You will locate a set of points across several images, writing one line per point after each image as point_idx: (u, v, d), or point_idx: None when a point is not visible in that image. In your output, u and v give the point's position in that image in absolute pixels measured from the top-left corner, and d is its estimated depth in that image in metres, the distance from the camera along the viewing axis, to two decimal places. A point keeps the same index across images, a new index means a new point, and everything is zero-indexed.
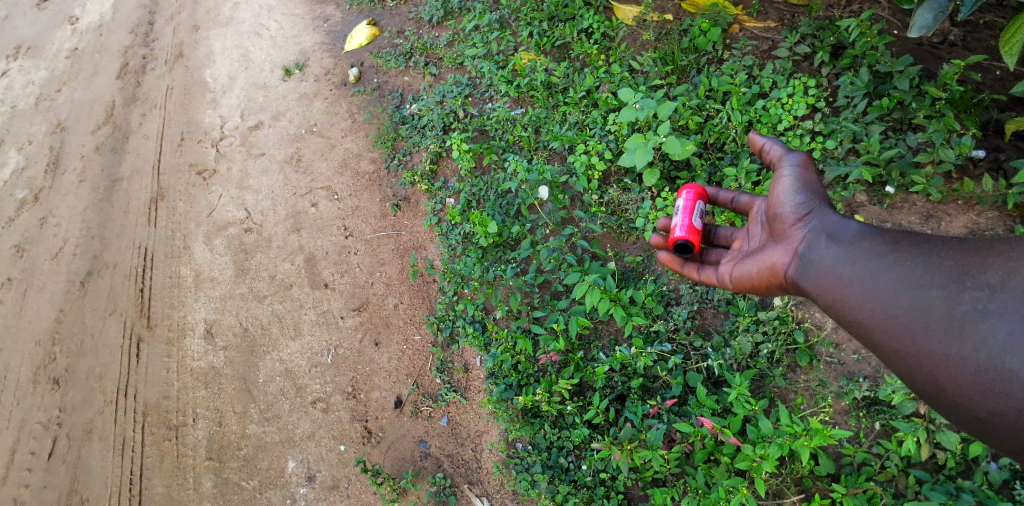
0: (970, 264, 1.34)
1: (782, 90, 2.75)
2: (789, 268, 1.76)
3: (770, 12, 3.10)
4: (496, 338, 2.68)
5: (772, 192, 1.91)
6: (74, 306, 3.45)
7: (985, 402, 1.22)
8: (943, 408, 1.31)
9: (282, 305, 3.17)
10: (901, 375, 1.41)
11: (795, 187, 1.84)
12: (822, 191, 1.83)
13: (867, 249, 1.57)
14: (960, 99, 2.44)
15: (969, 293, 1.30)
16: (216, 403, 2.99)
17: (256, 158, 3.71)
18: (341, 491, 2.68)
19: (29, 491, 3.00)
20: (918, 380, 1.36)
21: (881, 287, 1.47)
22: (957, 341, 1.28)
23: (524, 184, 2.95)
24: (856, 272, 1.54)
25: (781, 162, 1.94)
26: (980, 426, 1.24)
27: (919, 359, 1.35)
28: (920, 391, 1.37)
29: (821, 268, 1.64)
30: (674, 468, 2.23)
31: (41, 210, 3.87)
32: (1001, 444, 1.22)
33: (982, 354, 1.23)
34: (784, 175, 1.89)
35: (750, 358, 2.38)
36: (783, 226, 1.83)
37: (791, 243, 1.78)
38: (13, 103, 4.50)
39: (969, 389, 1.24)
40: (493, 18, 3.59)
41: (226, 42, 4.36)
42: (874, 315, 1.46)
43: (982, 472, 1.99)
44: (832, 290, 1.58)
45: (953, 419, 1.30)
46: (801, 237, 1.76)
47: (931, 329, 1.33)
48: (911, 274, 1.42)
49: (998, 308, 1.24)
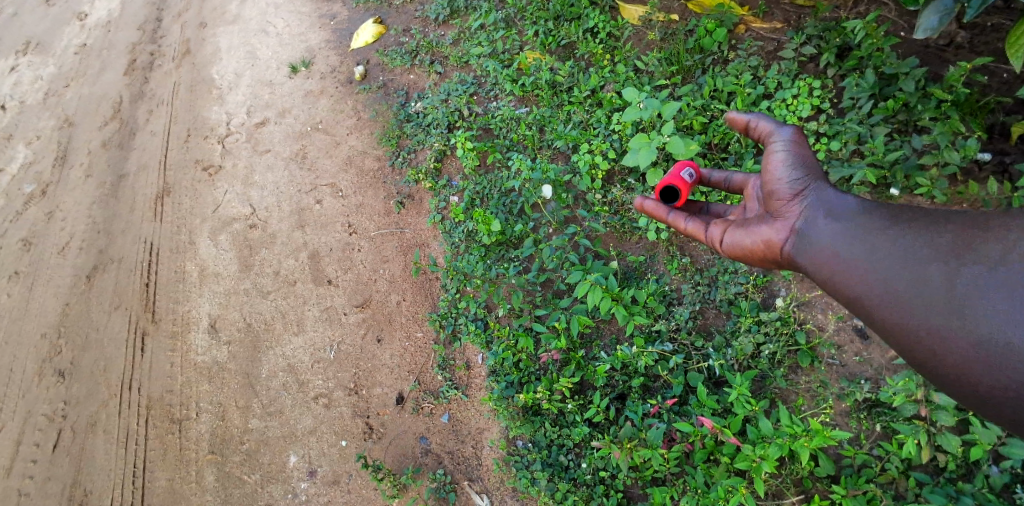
0: (969, 240, 1.37)
1: (787, 91, 2.76)
2: (787, 244, 1.76)
3: (776, 12, 3.06)
4: (498, 336, 2.70)
5: (765, 166, 1.89)
6: (80, 300, 3.48)
7: (984, 375, 1.27)
8: (943, 381, 1.37)
9: (286, 301, 3.19)
10: (899, 348, 1.45)
11: (789, 162, 1.83)
12: (817, 164, 1.82)
13: (867, 226, 1.59)
14: (965, 102, 2.42)
15: (969, 268, 1.34)
16: (219, 398, 3.01)
17: (261, 155, 3.73)
18: (342, 486, 2.70)
19: (34, 483, 3.03)
20: (916, 353, 1.40)
21: (881, 264, 1.50)
22: (960, 315, 1.31)
23: (527, 183, 2.98)
24: (857, 250, 1.57)
25: (772, 136, 1.91)
26: (980, 397, 1.30)
27: (919, 333, 1.38)
28: (919, 365, 1.42)
29: (821, 246, 1.66)
30: (673, 468, 2.24)
31: (48, 205, 3.91)
32: (998, 413, 1.28)
33: (984, 328, 1.27)
34: (777, 149, 1.87)
35: (752, 358, 2.37)
36: (778, 201, 1.82)
37: (787, 219, 1.78)
38: (22, 98, 4.54)
39: (970, 362, 1.29)
40: (498, 17, 3.60)
41: (233, 39, 4.39)
42: (874, 291, 1.49)
43: (983, 475, 1.98)
44: (832, 269, 1.61)
45: (952, 392, 1.36)
46: (796, 214, 1.76)
47: (932, 304, 1.37)
48: (913, 251, 1.45)
49: (998, 283, 1.28)
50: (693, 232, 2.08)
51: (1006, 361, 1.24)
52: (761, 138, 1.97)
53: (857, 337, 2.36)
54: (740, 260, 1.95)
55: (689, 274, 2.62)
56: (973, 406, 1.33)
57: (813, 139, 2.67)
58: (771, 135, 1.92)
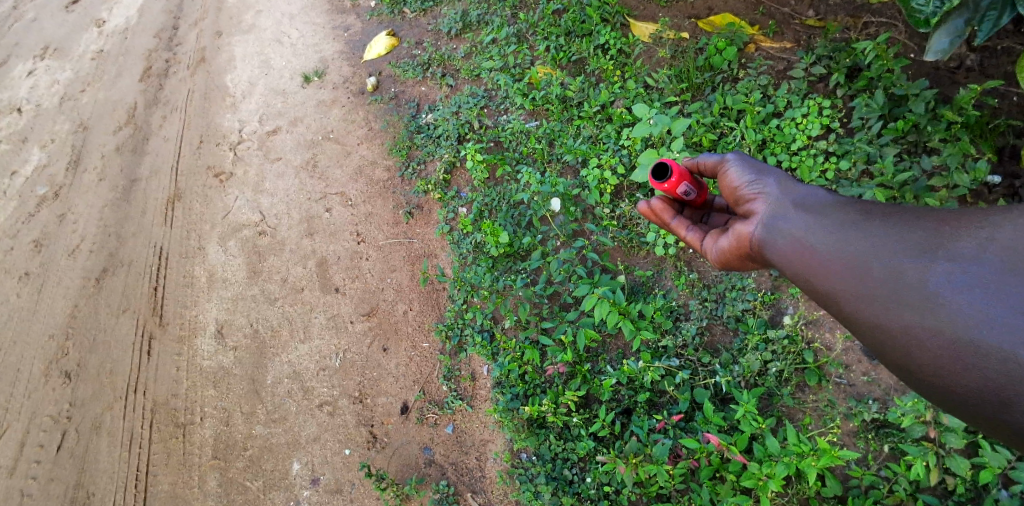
0: (943, 236, 1.31)
1: (796, 110, 2.77)
2: (758, 236, 1.72)
3: (787, 32, 3.08)
4: (504, 348, 2.70)
5: (726, 187, 1.93)
6: (89, 301, 3.50)
7: (958, 375, 1.18)
8: (917, 381, 1.27)
9: (293, 308, 3.20)
10: (871, 346, 1.35)
11: (746, 172, 1.86)
12: (774, 168, 1.84)
13: (837, 216, 1.54)
14: (976, 123, 2.42)
15: (943, 263, 1.26)
16: (224, 403, 3.02)
17: (273, 163, 3.77)
18: (344, 495, 2.69)
19: (36, 484, 3.03)
20: (889, 352, 1.31)
21: (852, 255, 1.42)
22: (934, 311, 1.23)
23: (536, 196, 2.99)
24: (826, 239, 1.50)
25: (723, 163, 1.97)
26: (957, 399, 1.20)
27: (893, 330, 1.29)
28: (891, 365, 1.33)
29: (789, 235, 1.60)
30: (679, 484, 2.23)
31: (60, 207, 3.94)
32: (971, 417, 1.19)
33: (959, 324, 1.18)
34: (730, 166, 1.92)
35: (758, 376, 2.36)
36: (746, 204, 1.83)
37: (757, 214, 1.76)
38: (38, 101, 4.60)
39: (946, 360, 1.20)
40: (511, 32, 3.64)
41: (248, 48, 4.44)
42: (843, 284, 1.41)
43: (992, 499, 1.97)
44: (801, 259, 1.54)
45: (926, 393, 1.27)
46: (765, 207, 1.74)
47: (906, 298, 1.28)
48: (885, 244, 1.38)
49: (973, 281, 1.20)
50: (692, 240, 2.12)
51: (982, 362, 1.14)
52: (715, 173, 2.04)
53: (866, 356, 2.34)
54: (729, 266, 1.96)
55: (696, 290, 2.61)
56: (949, 410, 1.23)
57: (822, 158, 2.67)
58: (721, 163, 1.97)
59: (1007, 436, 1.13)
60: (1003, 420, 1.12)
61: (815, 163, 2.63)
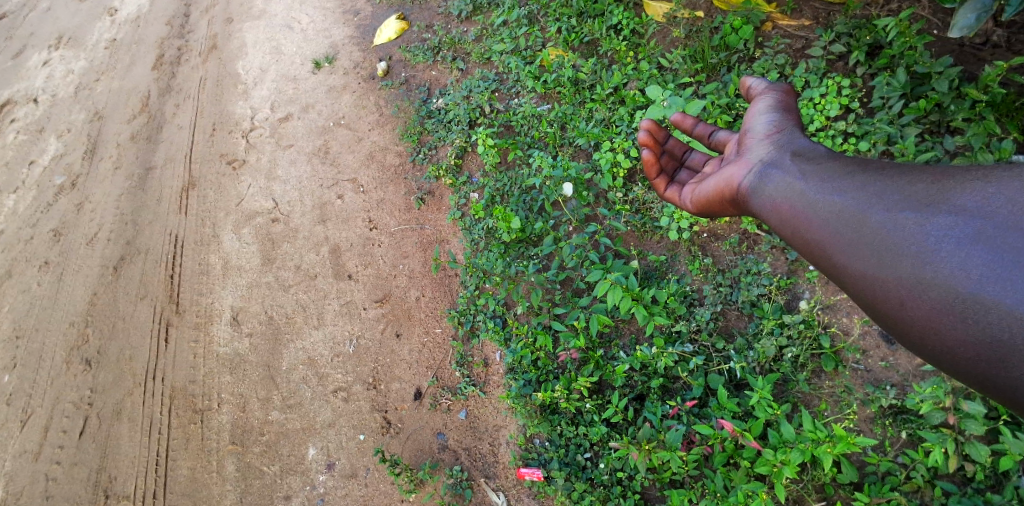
0: (942, 190, 1.39)
1: (815, 90, 2.70)
2: (746, 178, 1.85)
3: (805, 9, 2.98)
4: (516, 333, 2.69)
5: (746, 123, 2.03)
6: (108, 289, 3.55)
7: (956, 330, 1.23)
8: (908, 335, 1.33)
9: (307, 295, 3.22)
10: (864, 298, 1.42)
11: (767, 114, 1.95)
12: (796, 121, 1.92)
13: (834, 170, 1.63)
14: (1002, 102, 2.33)
15: (945, 217, 1.33)
16: (241, 389, 3.05)
17: (285, 150, 3.77)
18: (359, 480, 2.73)
19: (60, 468, 3.11)
20: (881, 304, 1.37)
21: (849, 209, 1.50)
22: (932, 264, 1.29)
23: (548, 180, 2.96)
24: (819, 191, 1.60)
25: (758, 95, 2.04)
26: (952, 355, 1.24)
27: (887, 282, 1.36)
28: (880, 318, 1.39)
29: (780, 182, 1.72)
30: (692, 470, 2.23)
31: (78, 196, 3.99)
32: (963, 373, 1.24)
33: (960, 281, 1.24)
34: (760, 104, 1.99)
35: (774, 361, 2.33)
36: (748, 144, 1.94)
37: (752, 157, 1.88)
38: (54, 92, 4.63)
39: (941, 314, 1.26)
40: (521, 13, 3.57)
41: (259, 34, 4.43)
42: (837, 235, 1.49)
43: (1013, 487, 1.93)
44: (794, 210, 1.64)
45: (915, 348, 1.33)
46: (764, 152, 1.86)
47: (902, 251, 1.35)
48: (883, 198, 1.46)
49: (974, 235, 1.26)
50: (670, 197, 2.31)
51: (985, 318, 1.19)
52: (751, 98, 2.10)
53: (884, 342, 2.28)
54: (703, 209, 2.10)
55: (711, 275, 2.58)
56: (937, 365, 1.29)
57: (841, 139, 2.61)
58: (756, 97, 2.04)
59: (998, 392, 1.19)
60: (999, 376, 1.17)
61: (834, 144, 2.57)
